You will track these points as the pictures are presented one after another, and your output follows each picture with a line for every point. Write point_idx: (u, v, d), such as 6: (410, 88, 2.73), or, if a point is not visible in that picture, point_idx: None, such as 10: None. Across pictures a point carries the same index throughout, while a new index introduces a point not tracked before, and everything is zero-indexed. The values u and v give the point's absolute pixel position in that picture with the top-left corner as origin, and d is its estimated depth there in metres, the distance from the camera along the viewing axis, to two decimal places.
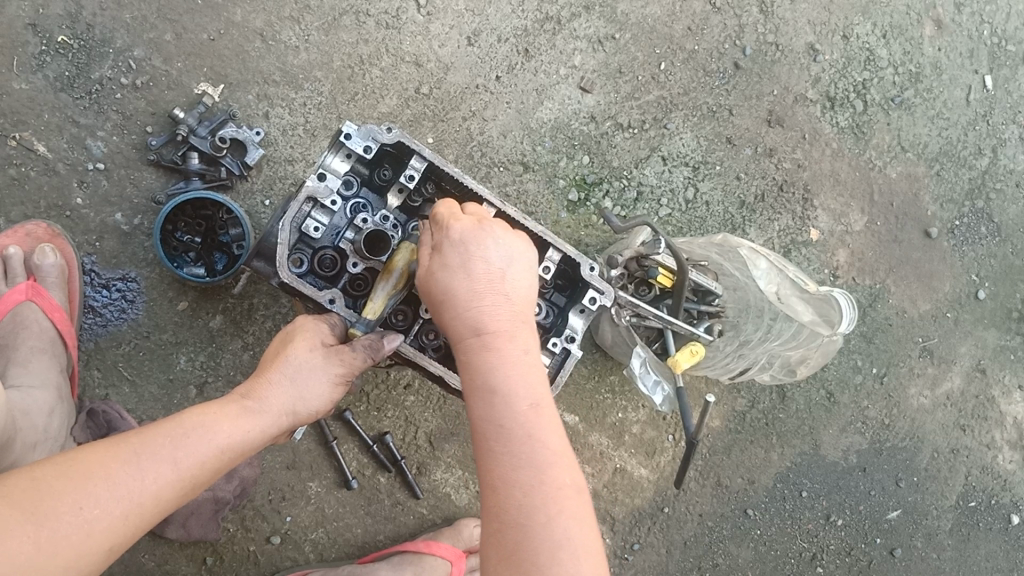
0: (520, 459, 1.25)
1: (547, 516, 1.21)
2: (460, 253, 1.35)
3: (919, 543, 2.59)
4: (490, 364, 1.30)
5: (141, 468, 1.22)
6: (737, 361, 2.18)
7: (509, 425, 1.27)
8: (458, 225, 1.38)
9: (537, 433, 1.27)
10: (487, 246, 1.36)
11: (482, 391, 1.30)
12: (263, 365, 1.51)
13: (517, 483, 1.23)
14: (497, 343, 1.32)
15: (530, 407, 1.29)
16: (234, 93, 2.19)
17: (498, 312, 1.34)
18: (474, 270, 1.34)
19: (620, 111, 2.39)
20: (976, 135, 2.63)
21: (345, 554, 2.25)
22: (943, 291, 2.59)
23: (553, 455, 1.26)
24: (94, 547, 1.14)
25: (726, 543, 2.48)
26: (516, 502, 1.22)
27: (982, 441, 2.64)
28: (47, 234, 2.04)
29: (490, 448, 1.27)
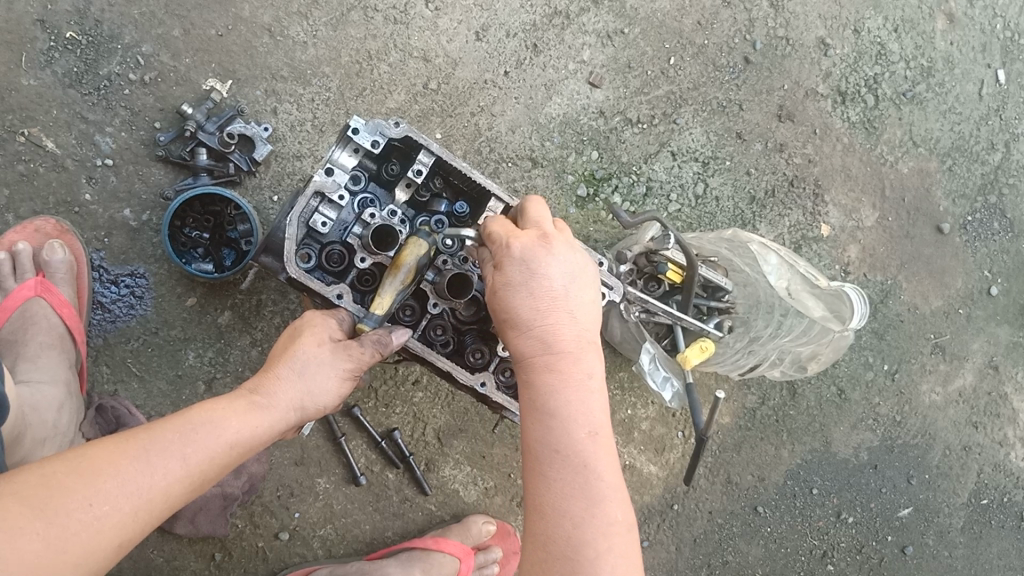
0: (573, 491, 1.25)
1: (596, 554, 1.21)
2: (523, 271, 1.33)
3: (931, 540, 2.57)
4: (554, 389, 1.31)
5: (151, 464, 1.21)
6: (746, 358, 2.15)
7: (559, 436, 1.28)
8: (520, 242, 1.34)
9: (596, 462, 1.27)
10: (552, 267, 1.34)
11: (537, 406, 1.31)
12: (273, 359, 1.50)
13: (564, 513, 1.24)
14: (560, 367, 1.32)
15: (588, 437, 1.28)
16: (242, 89, 2.18)
17: (562, 335, 1.33)
18: (540, 292, 1.32)
19: (629, 106, 2.38)
20: (988, 130, 2.61)
21: (354, 550, 2.24)
22: (955, 287, 2.57)
23: (606, 490, 1.26)
24: (104, 544, 1.14)
25: (736, 541, 2.47)
26: (574, 520, 1.23)
27: (995, 438, 2.62)
28: (56, 230, 2.04)
29: (541, 474, 1.27)
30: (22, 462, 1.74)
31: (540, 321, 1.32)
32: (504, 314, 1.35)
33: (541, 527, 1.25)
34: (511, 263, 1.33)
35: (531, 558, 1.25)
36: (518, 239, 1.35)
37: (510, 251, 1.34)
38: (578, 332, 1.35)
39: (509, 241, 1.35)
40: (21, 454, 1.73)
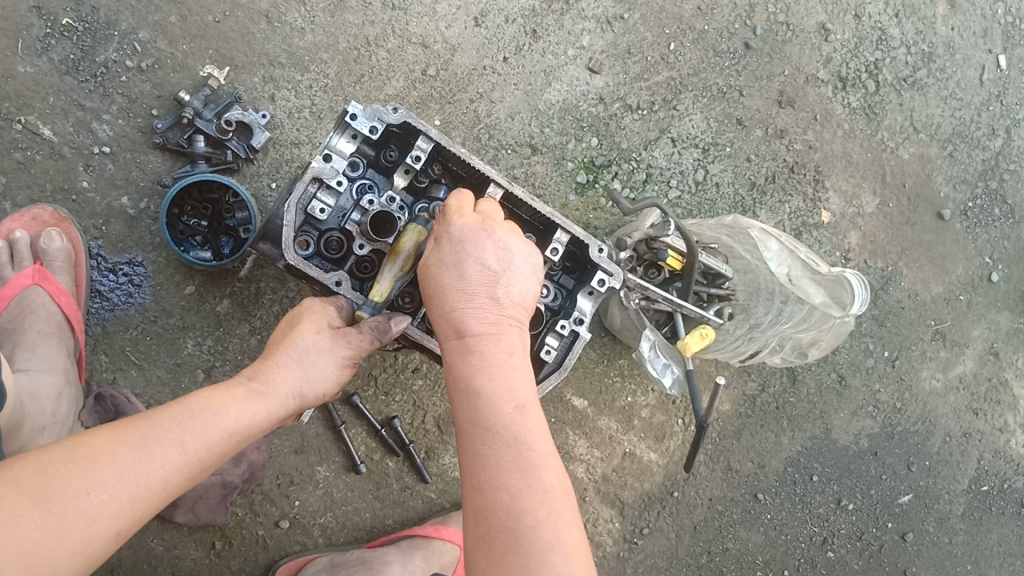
0: (507, 462, 1.21)
1: (535, 520, 1.16)
2: (455, 250, 1.34)
3: (931, 527, 2.57)
4: (474, 367, 1.28)
5: (149, 451, 1.21)
6: (747, 344, 2.15)
7: (490, 414, 1.24)
8: (458, 223, 1.37)
9: (527, 433, 1.24)
10: (484, 246, 1.35)
11: (466, 389, 1.28)
12: (269, 348, 1.49)
13: (500, 484, 1.19)
14: (479, 346, 1.29)
15: (515, 412, 1.25)
16: (239, 76, 2.17)
17: (484, 314, 1.31)
18: (468, 269, 1.33)
19: (629, 92, 2.37)
20: (990, 116, 2.60)
21: (354, 539, 2.24)
22: (956, 273, 2.56)
23: (538, 458, 1.22)
24: (101, 532, 1.13)
25: (736, 528, 2.47)
26: (504, 490, 1.19)
27: (995, 425, 2.62)
28: (54, 218, 2.03)
29: (474, 453, 1.23)
30: (20, 451, 1.74)
31: (465, 300, 1.32)
32: (431, 296, 1.35)
33: (479, 502, 1.20)
34: (447, 241, 1.36)
35: (472, 541, 1.19)
36: (459, 220, 1.38)
37: (449, 232, 1.37)
38: (505, 311, 1.33)
39: (449, 223, 1.38)
40: (19, 442, 1.73)
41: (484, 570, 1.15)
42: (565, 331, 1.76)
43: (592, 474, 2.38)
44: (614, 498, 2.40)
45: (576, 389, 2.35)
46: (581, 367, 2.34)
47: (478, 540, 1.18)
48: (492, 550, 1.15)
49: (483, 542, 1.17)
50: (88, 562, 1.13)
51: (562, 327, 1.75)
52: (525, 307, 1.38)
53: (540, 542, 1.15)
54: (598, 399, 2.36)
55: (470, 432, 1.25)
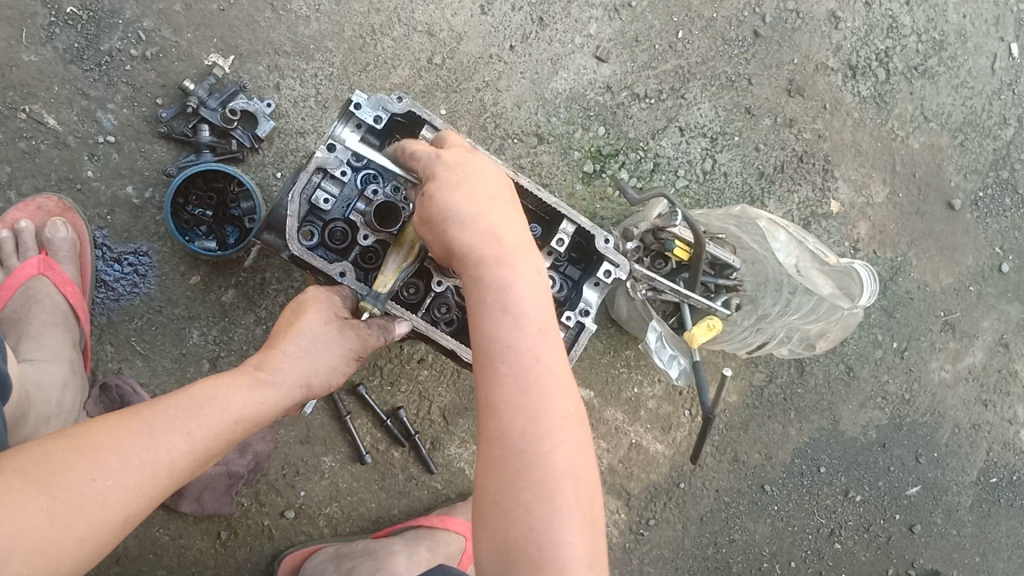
0: (526, 385, 1.17)
1: (549, 446, 1.14)
2: (461, 177, 1.31)
3: (939, 519, 2.56)
4: (502, 280, 1.23)
5: (157, 437, 1.20)
6: (754, 336, 2.14)
7: (516, 339, 1.20)
8: (451, 157, 1.35)
9: (544, 357, 1.20)
10: (488, 175, 1.34)
11: (486, 307, 1.22)
12: (278, 333, 1.47)
13: (517, 407, 1.16)
14: (507, 259, 1.25)
15: (537, 331, 1.22)
16: (244, 64, 2.16)
17: (505, 230, 1.28)
18: (483, 190, 1.30)
19: (637, 80, 2.35)
20: (1001, 105, 2.57)
21: (360, 529, 2.24)
22: (966, 264, 2.54)
23: (555, 384, 1.19)
24: (109, 519, 1.12)
25: (743, 519, 2.46)
26: (520, 413, 1.16)
27: (1004, 416, 2.60)
28: (58, 208, 2.03)
29: (490, 371, 1.19)
30: (26, 441, 1.74)
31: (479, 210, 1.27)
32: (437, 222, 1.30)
33: (493, 424, 1.17)
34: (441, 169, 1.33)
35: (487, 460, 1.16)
36: (448, 157, 1.35)
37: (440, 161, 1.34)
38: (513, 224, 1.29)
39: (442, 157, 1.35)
40: (24, 433, 1.73)
41: (493, 500, 1.13)
42: (570, 323, 1.74)
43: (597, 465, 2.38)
44: (620, 489, 2.39)
45: (582, 380, 2.34)
46: (587, 358, 2.34)
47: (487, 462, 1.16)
48: (503, 475, 1.13)
49: (494, 465, 1.15)
50: (95, 551, 1.12)
51: (568, 319, 1.74)
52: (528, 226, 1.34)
53: (538, 475, 1.12)
54: (605, 390, 2.35)
55: (487, 352, 1.20)
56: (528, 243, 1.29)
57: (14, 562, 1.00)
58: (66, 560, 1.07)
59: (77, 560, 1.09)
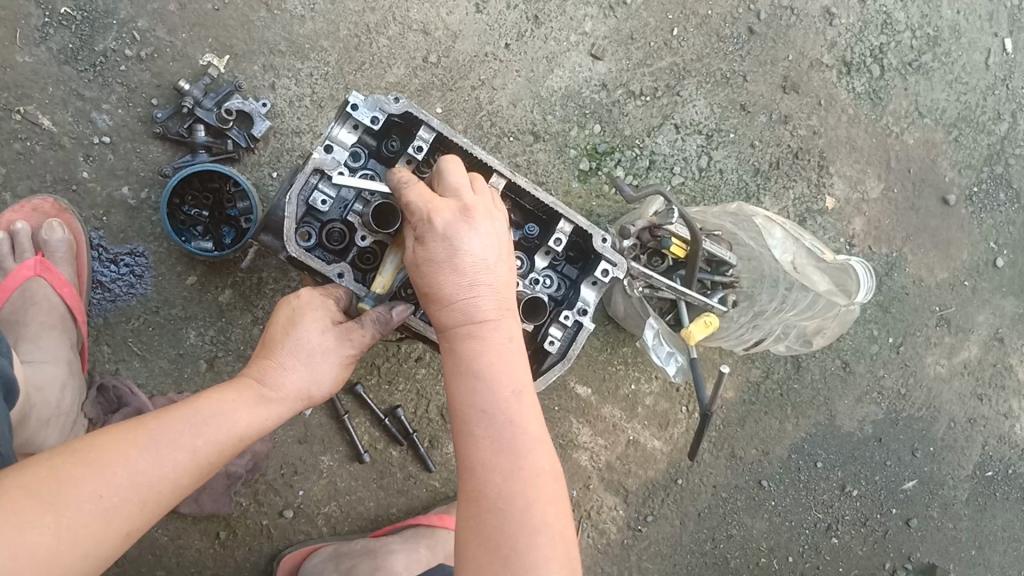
0: (501, 445, 1.21)
1: (525, 502, 1.17)
2: (445, 247, 1.31)
3: (935, 512, 2.57)
4: (475, 355, 1.29)
5: (160, 452, 1.21)
6: (751, 332, 2.15)
7: (492, 407, 1.24)
8: (441, 216, 1.32)
9: (519, 417, 1.24)
10: (473, 237, 1.32)
11: (465, 375, 1.28)
12: (273, 339, 1.47)
13: (493, 466, 1.20)
14: (481, 334, 1.31)
15: (513, 396, 1.26)
16: (239, 64, 2.15)
17: (483, 302, 1.32)
18: (463, 263, 1.31)
19: (632, 78, 2.35)
20: (995, 100, 2.58)
21: (358, 528, 2.25)
22: (961, 259, 2.55)
23: (531, 442, 1.23)
24: (112, 535, 1.11)
25: (740, 514, 2.47)
26: (497, 472, 1.19)
27: (999, 410, 2.61)
28: (54, 209, 2.01)
29: (467, 434, 1.24)
30: (24, 443, 1.76)
31: (461, 292, 1.31)
32: (424, 288, 1.33)
33: (473, 487, 1.20)
34: (431, 236, 1.32)
35: (465, 518, 1.19)
36: (438, 214, 1.33)
37: (430, 224, 1.32)
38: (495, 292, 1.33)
39: (429, 215, 1.32)
40: (23, 436, 1.75)
41: (473, 555, 1.14)
42: (569, 322, 1.75)
43: (595, 462, 2.38)
44: (618, 485, 2.39)
45: (579, 378, 2.35)
46: (584, 355, 2.34)
47: (467, 524, 1.18)
48: (481, 533, 1.15)
49: (474, 525, 1.17)
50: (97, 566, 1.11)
51: (566, 317, 1.74)
52: (512, 285, 1.39)
53: (517, 527, 1.14)
54: (602, 387, 2.36)
55: (466, 417, 1.25)
56: (504, 312, 1.34)
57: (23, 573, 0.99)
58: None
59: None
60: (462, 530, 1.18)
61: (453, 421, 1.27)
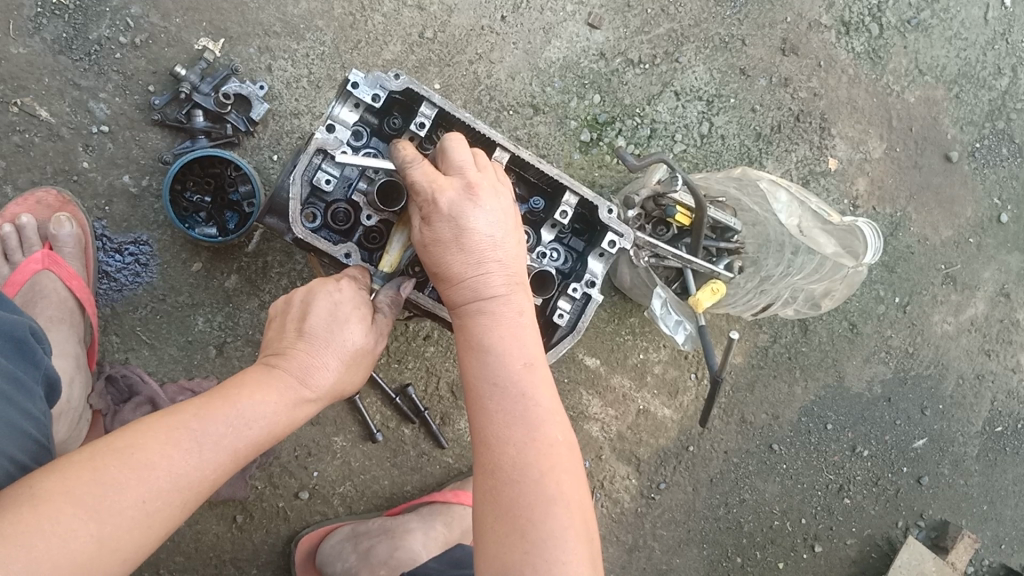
0: (514, 417, 1.22)
1: (540, 473, 1.17)
2: (451, 226, 1.30)
3: (946, 470, 2.58)
4: (486, 330, 1.29)
5: (199, 453, 1.17)
6: (759, 297, 2.14)
7: (505, 381, 1.25)
8: (446, 195, 1.31)
9: (532, 388, 1.25)
10: (480, 215, 1.31)
11: (476, 350, 1.28)
12: (313, 331, 1.36)
13: (507, 439, 1.20)
14: (491, 309, 1.30)
15: (525, 367, 1.27)
16: (235, 47, 2.14)
17: (492, 278, 1.31)
18: (471, 241, 1.30)
19: (630, 46, 2.34)
20: (995, 55, 2.56)
21: (374, 506, 2.26)
22: (965, 216, 2.55)
23: (544, 413, 1.23)
24: (150, 537, 1.12)
25: (752, 479, 2.48)
26: (512, 444, 1.20)
27: (1008, 365, 2.61)
28: (59, 201, 2.01)
29: (481, 407, 1.24)
30: None
31: (471, 268, 1.31)
32: (432, 266, 1.33)
33: (489, 458, 1.20)
34: (438, 215, 1.31)
35: (480, 492, 1.19)
36: (443, 193, 1.32)
37: (437, 203, 1.31)
38: (500, 264, 1.33)
39: (434, 195, 1.32)
40: None
41: (491, 530, 1.14)
42: (577, 295, 1.75)
43: (607, 432, 2.39)
44: (630, 455, 2.41)
45: (587, 349, 2.35)
46: (592, 327, 2.34)
47: (485, 495, 1.18)
48: (498, 504, 1.16)
49: (490, 497, 1.17)
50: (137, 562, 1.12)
51: (574, 290, 1.74)
52: (521, 259, 1.39)
53: (532, 499, 1.15)
54: (611, 358, 2.36)
55: (479, 391, 1.25)
56: (515, 286, 1.34)
57: None
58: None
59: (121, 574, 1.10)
60: (477, 503, 1.19)
61: (466, 395, 1.28)
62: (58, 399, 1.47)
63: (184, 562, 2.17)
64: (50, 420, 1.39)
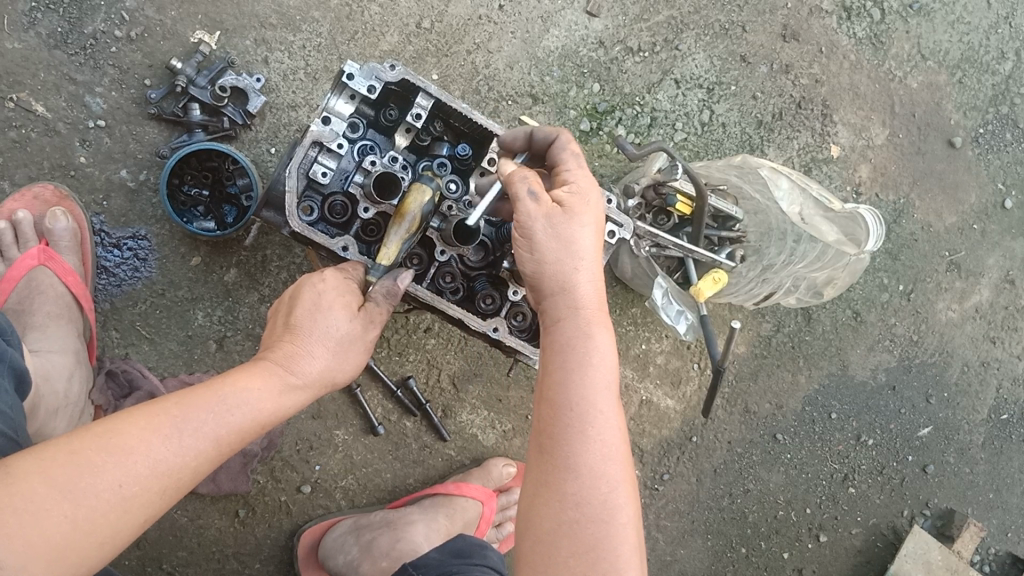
0: (605, 450, 1.20)
1: (626, 515, 1.18)
2: (594, 221, 1.35)
3: (951, 458, 2.57)
4: (591, 344, 1.27)
5: (181, 439, 1.16)
6: (760, 286, 2.13)
7: (600, 409, 1.22)
8: (594, 193, 1.38)
9: (619, 424, 1.24)
10: (605, 223, 1.40)
11: (582, 365, 1.25)
12: (299, 323, 1.38)
13: (599, 470, 1.18)
14: (597, 321, 1.30)
15: (616, 399, 1.25)
16: (231, 40, 2.13)
17: (595, 294, 1.34)
18: (601, 241, 1.36)
19: (629, 34, 2.32)
20: (998, 39, 2.54)
21: (377, 500, 2.26)
22: (969, 202, 2.52)
23: (625, 450, 1.23)
24: (129, 523, 1.10)
25: (756, 469, 2.47)
26: (599, 477, 1.18)
27: (1013, 352, 2.60)
28: (55, 197, 2.00)
29: (574, 431, 1.20)
30: (38, 434, 1.75)
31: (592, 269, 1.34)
32: (567, 252, 1.31)
33: (570, 484, 1.17)
34: (587, 205, 1.35)
35: (555, 516, 1.16)
36: (590, 191, 1.38)
37: (588, 197, 1.37)
38: (591, 280, 1.34)
39: (587, 187, 1.38)
40: (37, 426, 1.74)
41: (566, 561, 1.14)
42: None
43: None
44: (633, 446, 2.39)
45: None
46: None
47: (559, 523, 1.16)
48: (580, 539, 1.14)
49: (570, 527, 1.15)
50: (115, 548, 1.11)
51: None
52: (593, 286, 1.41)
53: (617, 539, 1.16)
54: None
55: (574, 410, 1.21)
56: (605, 307, 1.36)
57: (34, 566, 1.00)
58: (83, 564, 1.06)
59: (97, 561, 1.08)
60: (547, 526, 1.16)
61: (549, 407, 1.23)
62: (26, 393, 1.50)
63: (186, 557, 2.17)
64: (19, 413, 1.40)
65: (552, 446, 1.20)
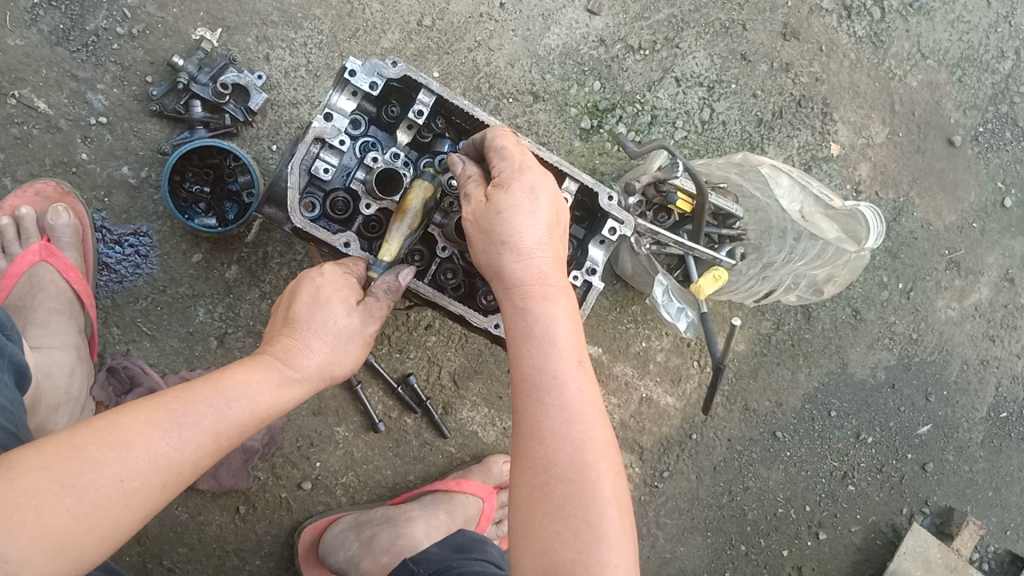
0: (568, 415, 1.22)
1: (597, 474, 1.19)
2: (530, 198, 1.32)
3: (950, 456, 2.57)
4: (543, 319, 1.28)
5: (182, 433, 1.16)
6: (760, 284, 2.14)
7: (559, 377, 1.24)
8: (529, 171, 1.35)
9: (584, 387, 1.25)
10: (552, 196, 1.35)
11: (534, 340, 1.27)
12: (297, 317, 1.39)
13: (563, 435, 1.20)
14: (548, 297, 1.30)
15: (578, 365, 1.26)
16: (232, 37, 2.13)
17: (547, 268, 1.33)
18: (544, 218, 1.33)
19: (630, 32, 2.32)
20: (998, 38, 2.55)
21: (377, 496, 2.26)
22: (969, 201, 2.53)
23: (595, 412, 1.24)
24: (130, 517, 1.11)
25: (756, 466, 2.47)
26: (564, 441, 1.20)
27: (1012, 350, 2.60)
28: (57, 193, 2.00)
29: (535, 401, 1.23)
30: (39, 429, 1.76)
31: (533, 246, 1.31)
32: (500, 237, 1.31)
33: (534, 452, 1.20)
34: (519, 184, 1.33)
35: (528, 484, 1.20)
36: (524, 171, 1.35)
37: (519, 176, 1.34)
38: (545, 263, 1.33)
39: (519, 168, 1.35)
40: (38, 422, 1.75)
41: (540, 525, 1.17)
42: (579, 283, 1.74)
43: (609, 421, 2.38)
44: (633, 443, 2.40)
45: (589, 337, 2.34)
46: (594, 315, 2.33)
47: (530, 489, 1.19)
48: (547, 502, 1.18)
49: (540, 492, 1.18)
50: (116, 542, 1.11)
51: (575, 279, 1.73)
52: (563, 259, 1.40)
53: (590, 498, 1.17)
54: (613, 346, 2.35)
55: (533, 382, 1.24)
56: (565, 280, 1.35)
57: (36, 560, 1.00)
58: (85, 558, 1.07)
59: (98, 555, 1.09)
60: (521, 493, 1.20)
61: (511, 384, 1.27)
62: (27, 387, 1.50)
63: (187, 553, 2.17)
64: (19, 407, 1.40)
65: (518, 419, 1.24)
